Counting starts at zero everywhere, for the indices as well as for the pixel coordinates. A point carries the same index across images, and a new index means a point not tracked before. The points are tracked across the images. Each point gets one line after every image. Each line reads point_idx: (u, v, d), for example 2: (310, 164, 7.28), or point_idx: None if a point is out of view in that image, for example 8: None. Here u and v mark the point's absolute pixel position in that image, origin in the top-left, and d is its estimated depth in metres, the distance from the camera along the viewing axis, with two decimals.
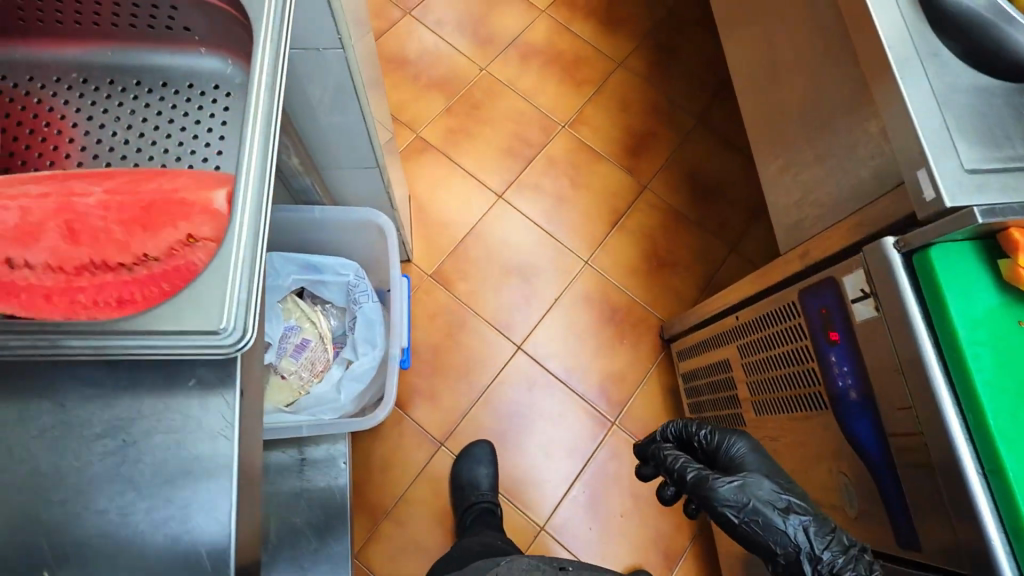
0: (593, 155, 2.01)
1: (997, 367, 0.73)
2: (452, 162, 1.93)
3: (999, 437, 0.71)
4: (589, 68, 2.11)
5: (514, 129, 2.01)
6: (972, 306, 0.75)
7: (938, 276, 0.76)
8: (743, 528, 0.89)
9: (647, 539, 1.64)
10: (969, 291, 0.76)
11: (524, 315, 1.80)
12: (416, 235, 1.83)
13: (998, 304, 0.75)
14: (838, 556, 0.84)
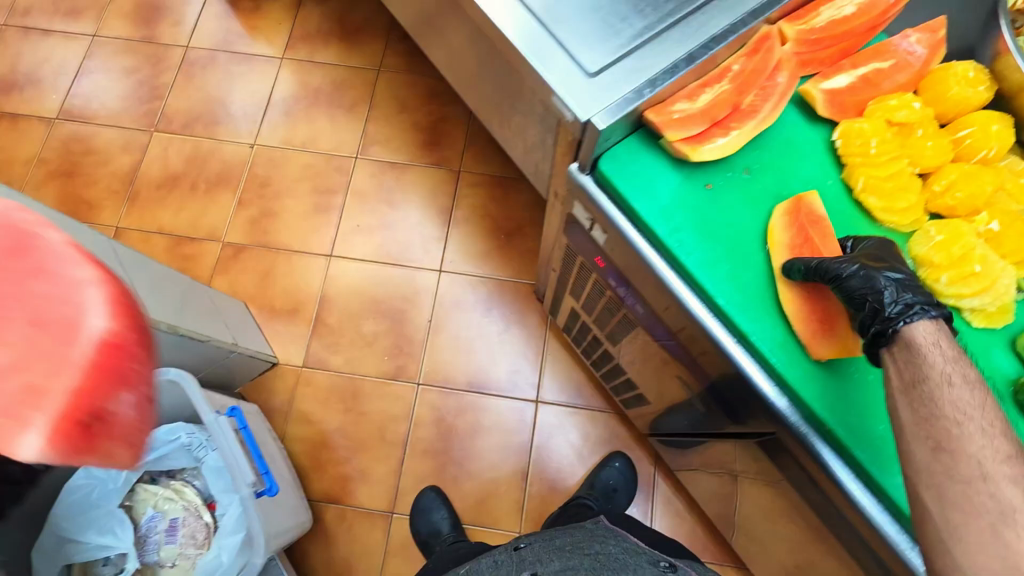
0: (397, 169, 1.95)
1: (698, 241, 0.73)
2: (270, 250, 1.86)
3: (726, 306, 0.72)
4: (354, 88, 2.04)
5: (312, 185, 1.94)
6: (653, 196, 0.74)
7: (613, 183, 0.75)
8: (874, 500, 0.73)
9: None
10: (649, 181, 0.75)
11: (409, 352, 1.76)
12: (270, 335, 1.78)
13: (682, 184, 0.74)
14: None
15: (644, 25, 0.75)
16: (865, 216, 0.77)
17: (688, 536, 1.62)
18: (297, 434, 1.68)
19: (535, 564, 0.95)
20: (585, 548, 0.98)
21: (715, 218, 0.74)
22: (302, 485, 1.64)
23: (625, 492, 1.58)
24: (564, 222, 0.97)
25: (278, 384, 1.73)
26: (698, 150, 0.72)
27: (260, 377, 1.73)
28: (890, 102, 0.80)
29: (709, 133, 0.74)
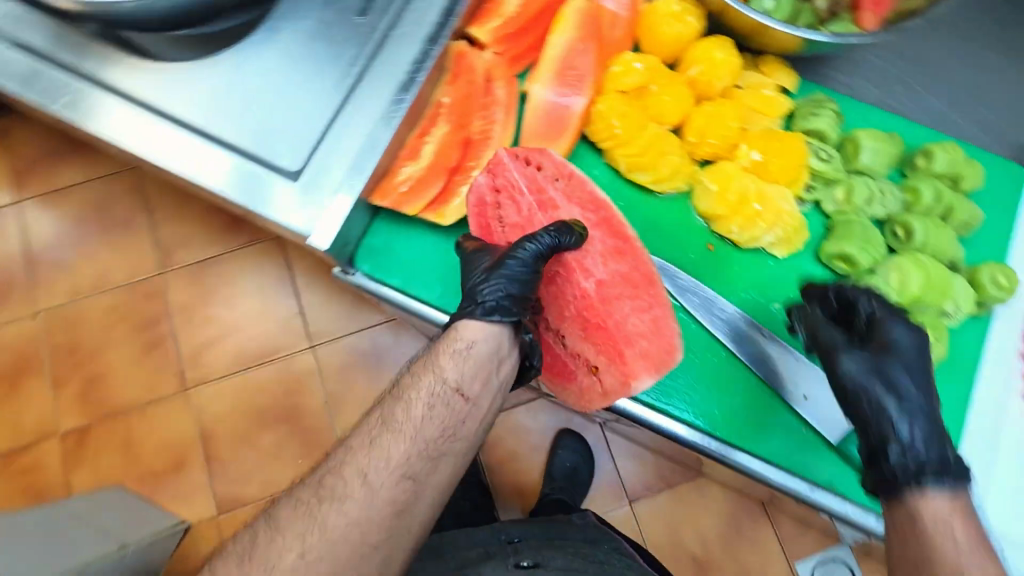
0: (211, 264, 1.72)
1: (445, 292, 1.13)
2: (117, 415, 1.62)
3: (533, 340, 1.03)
4: (122, 198, 1.75)
5: (128, 323, 1.68)
6: (405, 276, 1.14)
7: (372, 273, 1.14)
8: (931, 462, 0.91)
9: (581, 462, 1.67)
10: (394, 265, 1.15)
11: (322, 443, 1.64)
12: (166, 500, 1.58)
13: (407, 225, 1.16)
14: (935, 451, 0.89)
15: (355, 64, 1.10)
16: (643, 191, 1.16)
17: (655, 470, 1.66)
18: None
19: (540, 557, 1.22)
20: (589, 556, 1.21)
21: (449, 272, 1.14)
22: None
23: (582, 470, 1.62)
24: (482, 266, 1.03)
25: (199, 546, 1.56)
26: (436, 214, 1.14)
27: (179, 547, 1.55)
28: (618, 80, 1.16)
29: (441, 200, 1.15)
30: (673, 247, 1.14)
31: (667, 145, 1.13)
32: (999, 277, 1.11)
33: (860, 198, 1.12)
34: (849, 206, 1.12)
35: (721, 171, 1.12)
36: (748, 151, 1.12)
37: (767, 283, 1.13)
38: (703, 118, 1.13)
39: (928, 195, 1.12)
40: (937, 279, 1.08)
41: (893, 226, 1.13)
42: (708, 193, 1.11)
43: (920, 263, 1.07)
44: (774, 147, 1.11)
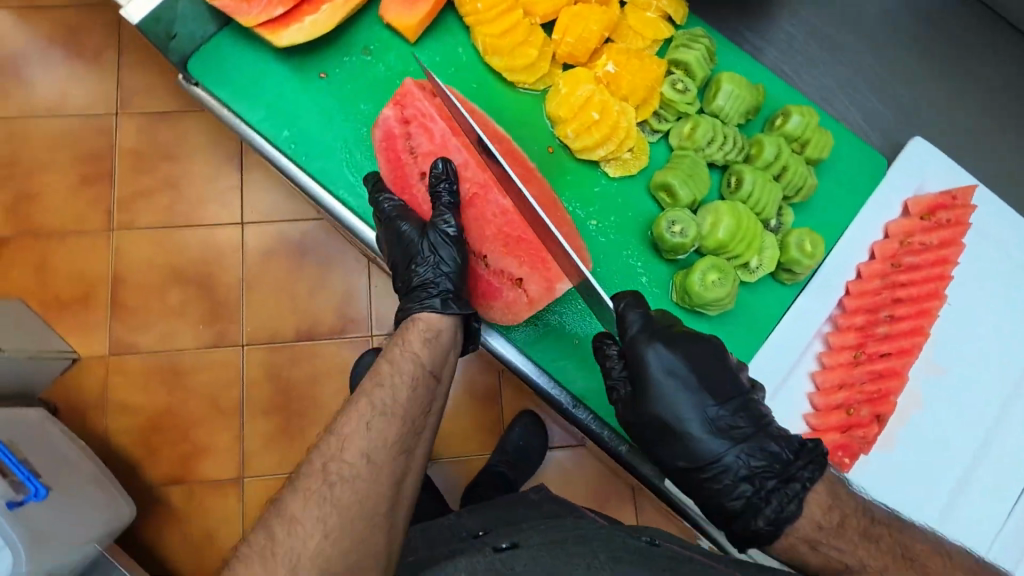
0: (167, 119, 1.72)
1: (290, 129, 1.12)
2: (39, 238, 1.64)
3: (354, 204, 1.12)
4: (95, 32, 1.73)
5: (72, 153, 1.68)
6: (247, 99, 1.12)
7: (213, 89, 1.12)
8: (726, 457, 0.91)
9: (469, 401, 1.66)
10: (236, 81, 1.13)
11: (227, 316, 1.65)
12: (64, 329, 1.61)
13: (310, 87, 1.13)
14: (806, 462, 0.89)
15: None
16: (500, 82, 1.14)
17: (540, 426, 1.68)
18: (119, 425, 1.58)
19: (515, 538, 0.91)
20: (564, 526, 0.92)
21: (285, 102, 1.12)
22: (138, 475, 1.56)
23: (536, 449, 1.59)
24: (409, 245, 1.06)
25: (84, 380, 1.59)
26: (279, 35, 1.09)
27: (65, 376, 1.59)
28: None
29: (287, 22, 1.09)
30: (525, 142, 1.14)
31: (527, 34, 1.09)
32: (807, 249, 1.13)
33: (703, 134, 1.11)
34: (690, 144, 1.12)
35: (580, 77, 1.09)
36: (608, 63, 1.10)
37: (599, 206, 1.14)
38: (574, 17, 1.09)
39: (769, 149, 1.13)
40: (750, 230, 1.09)
41: (730, 178, 1.14)
42: (561, 94, 1.09)
43: (735, 212, 1.08)
44: (633, 64, 1.10)
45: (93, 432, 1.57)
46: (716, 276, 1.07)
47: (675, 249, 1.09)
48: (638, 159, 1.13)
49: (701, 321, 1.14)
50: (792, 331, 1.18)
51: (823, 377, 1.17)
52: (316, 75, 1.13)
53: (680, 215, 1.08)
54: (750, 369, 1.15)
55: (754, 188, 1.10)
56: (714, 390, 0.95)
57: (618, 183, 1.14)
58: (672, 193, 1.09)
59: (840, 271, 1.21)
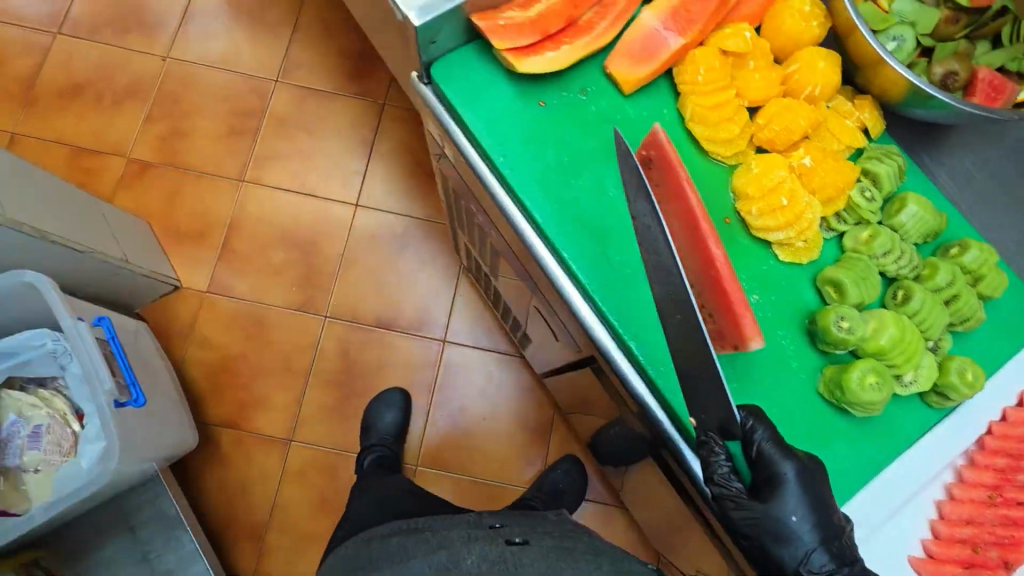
0: (319, 97, 1.86)
1: None
2: (177, 171, 1.78)
3: None
4: (278, 6, 1.91)
5: (228, 105, 1.84)
6: None
7: None
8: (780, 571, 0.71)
9: (516, 430, 1.69)
10: None
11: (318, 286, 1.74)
12: (174, 257, 1.73)
13: (527, 117, 0.73)
14: None
15: None
16: None
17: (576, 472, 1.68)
18: (196, 359, 1.67)
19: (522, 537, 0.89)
20: (573, 537, 0.91)
21: None
22: (199, 409, 1.64)
23: (574, 492, 1.58)
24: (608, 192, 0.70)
25: (177, 308, 1.69)
26: None
27: (162, 300, 1.69)
28: None
29: None
30: None
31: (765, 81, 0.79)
32: (964, 374, 0.82)
33: (878, 245, 0.79)
34: (867, 248, 0.79)
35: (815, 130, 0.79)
36: (803, 156, 0.77)
37: (769, 289, 0.78)
38: None
39: (942, 274, 0.82)
40: (909, 344, 0.78)
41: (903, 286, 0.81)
42: (755, 171, 0.75)
43: (900, 321, 0.78)
44: (831, 165, 0.76)
45: (172, 358, 1.66)
46: (874, 383, 0.74)
47: (832, 344, 0.75)
48: (783, 251, 0.78)
49: (858, 433, 0.80)
50: (919, 457, 0.85)
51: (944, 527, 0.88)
52: (531, 99, 0.74)
53: (849, 311, 0.75)
54: (882, 478, 0.82)
55: (923, 309, 0.79)
56: (826, 513, 0.72)
57: (747, 248, 0.78)
58: (847, 291, 0.76)
59: (961, 421, 0.88)
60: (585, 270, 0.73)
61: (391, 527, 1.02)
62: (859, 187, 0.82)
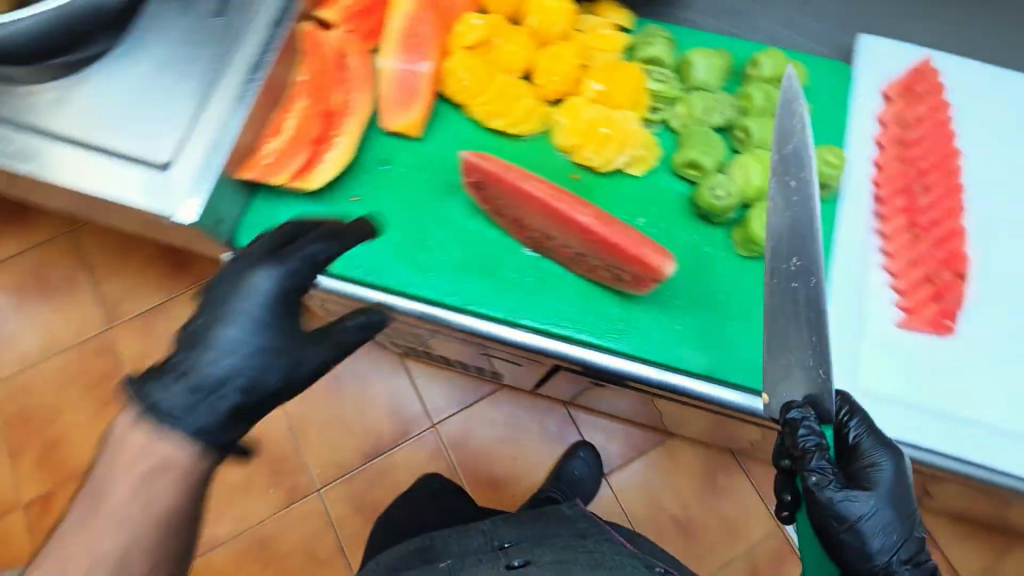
0: (148, 308, 1.63)
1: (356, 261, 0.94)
2: (64, 483, 1.51)
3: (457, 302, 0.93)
4: (42, 256, 1.66)
5: (66, 383, 1.58)
6: None
7: None
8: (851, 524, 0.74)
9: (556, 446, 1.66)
10: None
11: (294, 469, 1.62)
12: None
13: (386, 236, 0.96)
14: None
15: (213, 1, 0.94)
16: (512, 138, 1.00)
17: (624, 437, 1.67)
18: None
19: (528, 555, 0.91)
20: (578, 546, 0.92)
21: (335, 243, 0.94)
22: None
23: (591, 481, 1.56)
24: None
25: None
26: (307, 182, 0.95)
27: None
28: (457, 37, 1.00)
29: (300, 169, 0.96)
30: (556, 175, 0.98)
31: (516, 85, 0.98)
32: (831, 159, 0.98)
33: (698, 110, 0.98)
34: (691, 117, 0.98)
35: (569, 68, 0.97)
36: (592, 83, 0.98)
37: (643, 211, 0.97)
38: (566, 51, 0.98)
39: (757, 96, 0.98)
40: (763, 160, 0.94)
41: (734, 129, 0.99)
42: (563, 126, 0.97)
43: (757, 156, 0.94)
44: (615, 78, 0.97)
45: None
46: (762, 216, 0.92)
47: (715, 215, 0.94)
48: (636, 169, 0.97)
49: None
50: (844, 261, 1.00)
51: (907, 302, 0.98)
52: (347, 200, 0.97)
53: (717, 179, 0.92)
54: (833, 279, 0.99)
55: (761, 134, 0.97)
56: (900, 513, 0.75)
57: (610, 182, 0.98)
58: (702, 166, 0.94)
59: (857, 201, 1.03)
60: (492, 306, 0.93)
61: (398, 549, 1.01)
62: (658, 74, 1.00)
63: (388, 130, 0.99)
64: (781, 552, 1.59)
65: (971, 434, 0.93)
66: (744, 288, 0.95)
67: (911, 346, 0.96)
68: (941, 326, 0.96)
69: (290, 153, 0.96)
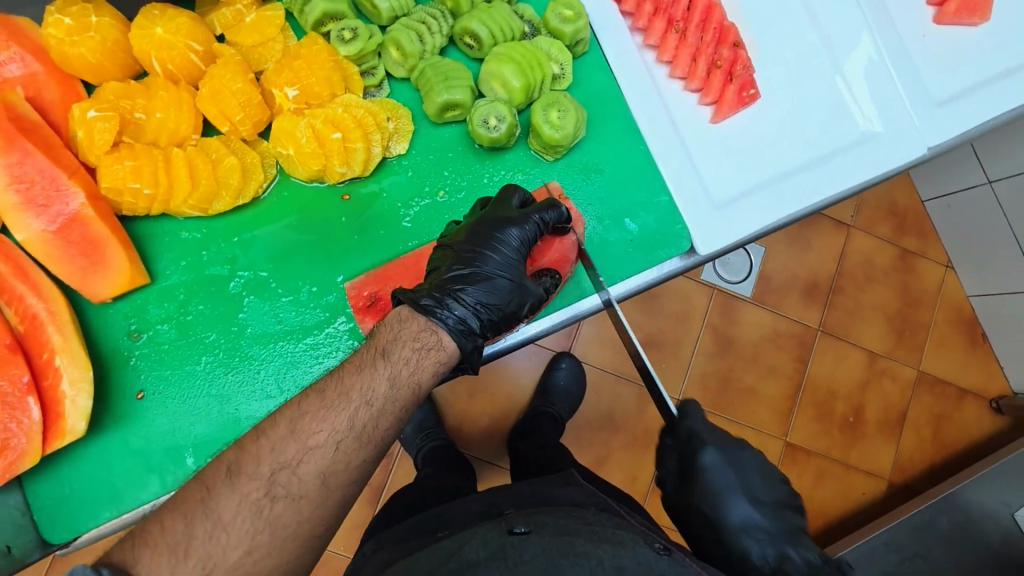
0: None
1: (201, 440, 0.75)
2: None
3: None
4: None
5: None
6: (131, 486, 0.74)
7: (87, 521, 0.74)
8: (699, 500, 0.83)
9: (515, 360, 1.68)
10: (102, 490, 0.74)
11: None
12: None
13: (203, 400, 0.75)
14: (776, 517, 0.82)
15: None
16: (251, 203, 0.77)
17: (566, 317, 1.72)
18: None
19: (532, 523, 0.80)
20: (584, 519, 0.82)
21: (167, 442, 0.75)
22: None
23: (577, 388, 1.61)
24: (359, 391, 0.67)
25: None
26: (71, 426, 0.70)
27: None
28: (82, 147, 0.70)
29: (52, 418, 0.70)
30: (326, 206, 0.77)
31: (200, 154, 0.72)
32: (564, 9, 0.76)
33: (409, 46, 0.75)
34: (408, 58, 0.76)
35: (240, 91, 0.72)
36: (283, 89, 0.73)
37: (436, 184, 0.78)
38: (217, 70, 0.72)
39: None
40: (527, 57, 0.74)
41: (460, 37, 0.77)
42: (294, 157, 0.73)
43: (497, 57, 0.74)
44: (302, 67, 0.72)
45: None
46: (560, 115, 0.73)
47: (501, 142, 0.75)
48: (401, 147, 0.77)
49: (598, 141, 0.78)
50: (633, 91, 0.79)
51: (709, 94, 0.78)
52: (134, 400, 0.75)
53: (484, 108, 0.74)
54: (646, 134, 0.78)
55: (488, 30, 0.75)
56: (749, 488, 0.84)
57: (382, 181, 0.78)
58: (458, 101, 0.74)
59: (617, 29, 0.80)
60: None
61: (406, 522, 0.98)
62: (336, 36, 0.75)
63: (108, 300, 0.74)
64: (724, 302, 1.77)
65: (864, 156, 0.78)
66: (588, 172, 0.78)
67: (730, 134, 0.79)
68: (744, 98, 0.78)
69: (16, 410, 0.69)
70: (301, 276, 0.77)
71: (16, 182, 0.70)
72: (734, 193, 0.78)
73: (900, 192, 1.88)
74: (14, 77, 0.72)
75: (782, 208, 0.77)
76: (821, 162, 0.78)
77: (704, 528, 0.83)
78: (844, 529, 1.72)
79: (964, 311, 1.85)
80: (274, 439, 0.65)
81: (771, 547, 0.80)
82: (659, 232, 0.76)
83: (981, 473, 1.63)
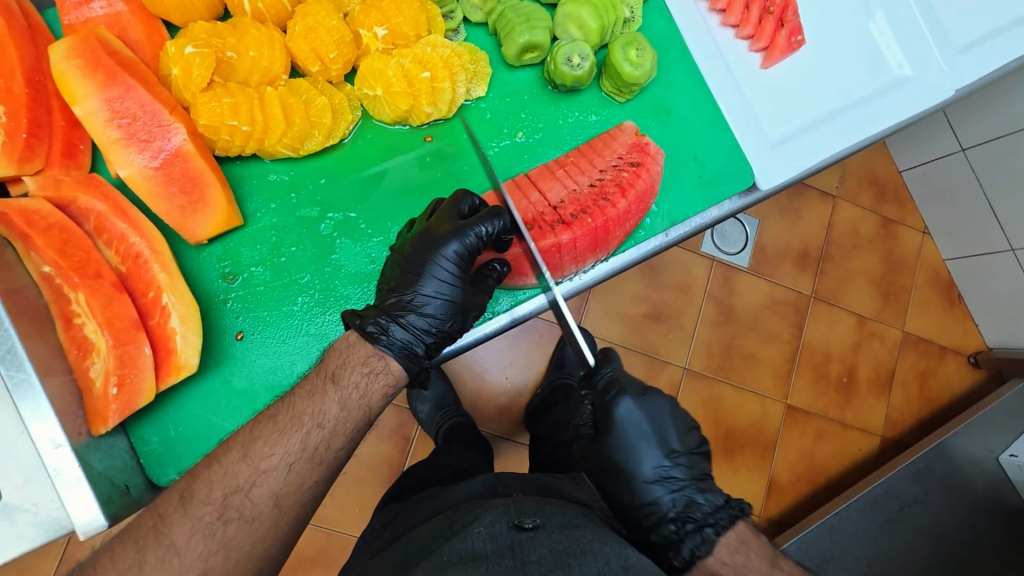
0: None
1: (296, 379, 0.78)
2: None
3: None
4: None
5: None
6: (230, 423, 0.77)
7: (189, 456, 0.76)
8: (615, 452, 0.83)
9: (528, 337, 1.71)
10: (201, 430, 0.77)
11: (334, 543, 1.50)
12: None
13: (302, 338, 0.78)
14: (683, 467, 0.83)
15: None
16: (339, 146, 0.81)
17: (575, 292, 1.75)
18: None
19: (538, 516, 0.76)
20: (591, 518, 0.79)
21: (268, 379, 0.78)
22: None
23: None
24: (310, 415, 0.69)
25: None
26: (184, 367, 0.73)
27: None
28: (180, 89, 0.74)
29: (164, 359, 0.74)
30: (407, 150, 0.82)
31: (291, 94, 0.75)
32: None
33: None
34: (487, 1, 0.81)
35: (331, 31, 0.75)
36: (372, 29, 0.77)
37: (514, 125, 0.83)
38: (309, 10, 0.75)
39: None
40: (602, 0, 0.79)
41: None
42: (383, 97, 0.77)
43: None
44: (389, 8, 0.76)
45: None
46: (637, 54, 0.77)
47: (580, 83, 0.80)
48: (480, 90, 0.81)
49: (664, 82, 0.83)
50: (691, 35, 0.84)
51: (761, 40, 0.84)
52: (234, 342, 0.78)
53: (565, 47, 0.78)
54: (708, 75, 0.84)
55: None
56: (659, 438, 0.83)
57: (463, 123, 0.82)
58: (539, 43, 0.78)
59: None
60: None
61: (417, 500, 0.99)
62: None
63: (205, 240, 0.77)
64: (724, 273, 1.84)
65: (901, 97, 0.84)
66: (658, 112, 0.83)
67: (780, 78, 0.84)
68: (793, 43, 0.83)
69: (130, 346, 0.71)
70: (390, 217, 0.81)
71: (118, 117, 0.72)
72: (784, 132, 0.83)
73: (879, 162, 1.99)
74: (98, 17, 0.75)
75: (829, 147, 0.82)
76: (864, 101, 0.84)
77: (618, 482, 0.83)
78: (844, 485, 1.80)
79: (941, 273, 1.97)
80: (226, 464, 0.67)
81: (677, 492, 0.81)
82: (723, 168, 0.81)
83: (969, 423, 1.73)
